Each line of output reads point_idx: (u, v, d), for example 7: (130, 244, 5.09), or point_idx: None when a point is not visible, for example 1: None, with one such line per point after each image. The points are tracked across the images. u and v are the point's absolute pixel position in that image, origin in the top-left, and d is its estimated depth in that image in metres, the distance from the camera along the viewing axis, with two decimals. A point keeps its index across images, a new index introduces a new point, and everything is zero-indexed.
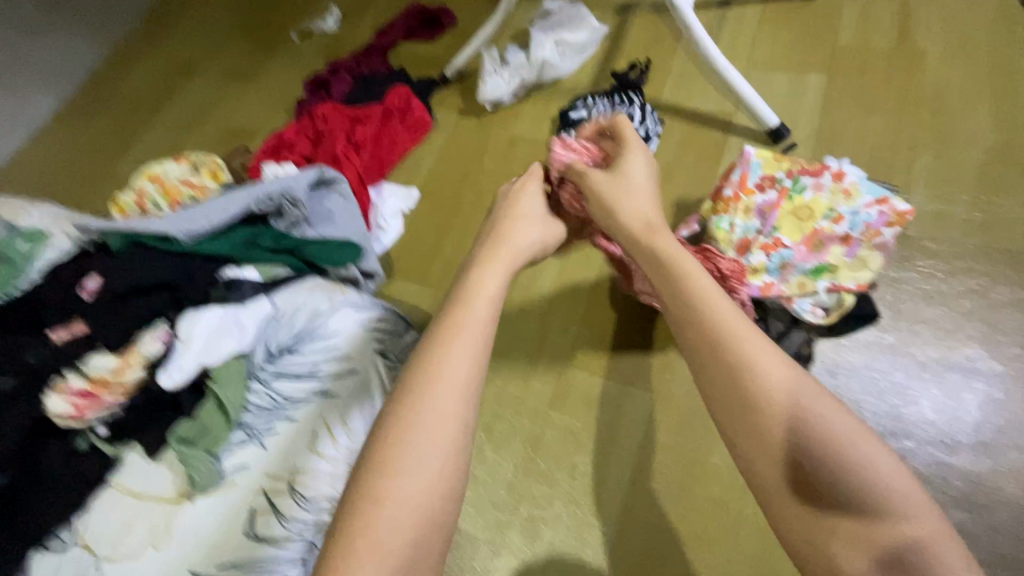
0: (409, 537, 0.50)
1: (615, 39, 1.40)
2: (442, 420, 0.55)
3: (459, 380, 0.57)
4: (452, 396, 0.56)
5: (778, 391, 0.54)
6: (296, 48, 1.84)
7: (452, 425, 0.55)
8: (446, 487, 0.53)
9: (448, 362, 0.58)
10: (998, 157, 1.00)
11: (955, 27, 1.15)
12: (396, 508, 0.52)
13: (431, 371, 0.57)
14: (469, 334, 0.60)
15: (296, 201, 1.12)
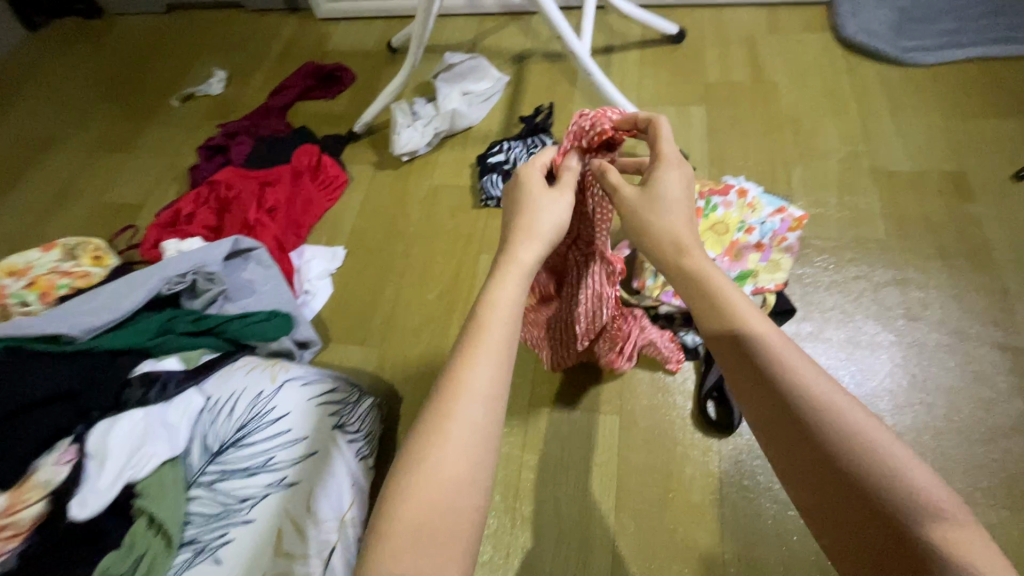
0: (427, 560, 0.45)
1: (517, 86, 1.49)
2: (473, 444, 0.49)
3: (487, 382, 0.52)
4: (480, 399, 0.51)
5: (808, 391, 0.49)
6: (177, 113, 1.71)
7: (482, 429, 0.50)
8: (468, 502, 0.47)
9: (474, 377, 0.52)
10: (853, 160, 1.19)
11: (796, 60, 1.38)
12: (419, 546, 0.45)
13: (455, 390, 0.51)
14: (491, 351, 0.54)
15: (211, 277, 1.03)
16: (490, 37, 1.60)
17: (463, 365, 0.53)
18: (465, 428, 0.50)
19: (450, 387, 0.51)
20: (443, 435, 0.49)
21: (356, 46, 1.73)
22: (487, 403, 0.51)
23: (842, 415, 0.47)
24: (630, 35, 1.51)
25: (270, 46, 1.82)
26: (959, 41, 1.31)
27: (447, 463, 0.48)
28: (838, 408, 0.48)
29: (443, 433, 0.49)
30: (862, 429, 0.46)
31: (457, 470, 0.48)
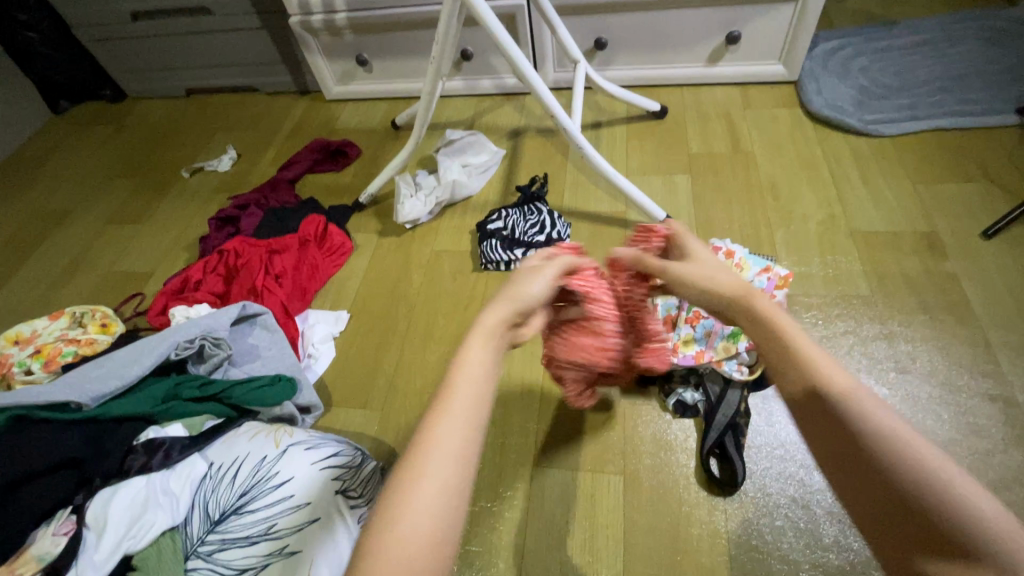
0: None
1: (512, 160, 1.60)
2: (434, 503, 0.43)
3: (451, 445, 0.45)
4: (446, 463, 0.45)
5: (881, 432, 0.43)
6: (188, 187, 1.80)
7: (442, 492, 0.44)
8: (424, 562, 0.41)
9: (444, 438, 0.46)
10: (831, 223, 1.26)
11: (768, 132, 1.50)
12: None
13: (426, 453, 0.45)
14: (468, 397, 0.48)
15: (218, 342, 1.07)
16: (485, 117, 1.77)
17: (434, 422, 0.47)
18: (436, 484, 0.44)
19: (420, 446, 0.45)
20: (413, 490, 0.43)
21: (363, 125, 1.88)
22: (462, 461, 0.46)
23: (943, 474, 0.40)
24: (616, 114, 1.65)
25: (281, 127, 1.97)
26: (917, 113, 1.42)
27: (417, 522, 0.42)
28: (911, 445, 0.41)
29: (416, 484, 0.44)
30: (969, 495, 0.39)
31: (423, 533, 0.42)
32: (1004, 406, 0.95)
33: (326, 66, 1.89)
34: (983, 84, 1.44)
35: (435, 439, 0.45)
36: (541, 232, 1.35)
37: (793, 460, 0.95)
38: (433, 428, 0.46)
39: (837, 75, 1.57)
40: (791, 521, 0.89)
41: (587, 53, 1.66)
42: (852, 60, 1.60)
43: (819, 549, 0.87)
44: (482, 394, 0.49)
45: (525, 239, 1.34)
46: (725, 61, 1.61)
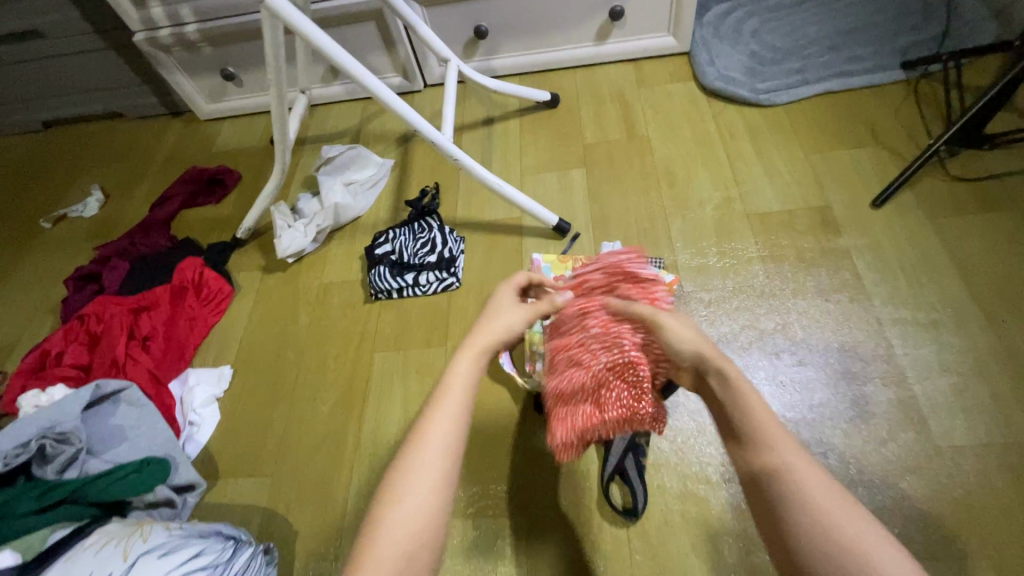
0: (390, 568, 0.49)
1: (401, 170, 1.48)
2: (428, 488, 0.52)
3: (446, 436, 0.55)
4: (439, 454, 0.54)
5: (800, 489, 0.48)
6: (50, 239, 1.61)
7: (434, 468, 0.53)
8: (425, 533, 0.51)
9: (436, 434, 0.55)
10: (727, 206, 1.21)
11: (663, 111, 1.43)
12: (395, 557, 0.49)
13: (423, 443, 0.54)
14: (457, 400, 0.57)
15: (63, 437, 0.95)
16: (372, 123, 1.63)
17: (427, 417, 0.56)
18: (428, 474, 0.53)
19: (415, 439, 0.55)
20: (411, 473, 0.53)
21: (242, 144, 1.71)
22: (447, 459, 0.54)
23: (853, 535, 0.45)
24: (508, 107, 1.55)
25: (152, 154, 1.77)
26: (808, 76, 1.37)
27: (414, 504, 0.51)
28: (823, 507, 0.47)
29: (415, 462, 0.53)
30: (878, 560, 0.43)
31: (418, 515, 0.51)
32: (896, 388, 0.93)
33: (190, 84, 1.70)
34: (870, 38, 1.40)
35: (430, 433, 0.55)
36: (432, 251, 1.26)
37: (693, 476, 0.93)
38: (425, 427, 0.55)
39: (729, 41, 1.50)
40: (693, 543, 0.87)
41: (468, 42, 1.53)
42: (744, 23, 1.53)
43: (721, 568, 0.85)
44: (463, 397, 0.58)
45: (415, 261, 1.25)
46: (614, 37, 1.52)
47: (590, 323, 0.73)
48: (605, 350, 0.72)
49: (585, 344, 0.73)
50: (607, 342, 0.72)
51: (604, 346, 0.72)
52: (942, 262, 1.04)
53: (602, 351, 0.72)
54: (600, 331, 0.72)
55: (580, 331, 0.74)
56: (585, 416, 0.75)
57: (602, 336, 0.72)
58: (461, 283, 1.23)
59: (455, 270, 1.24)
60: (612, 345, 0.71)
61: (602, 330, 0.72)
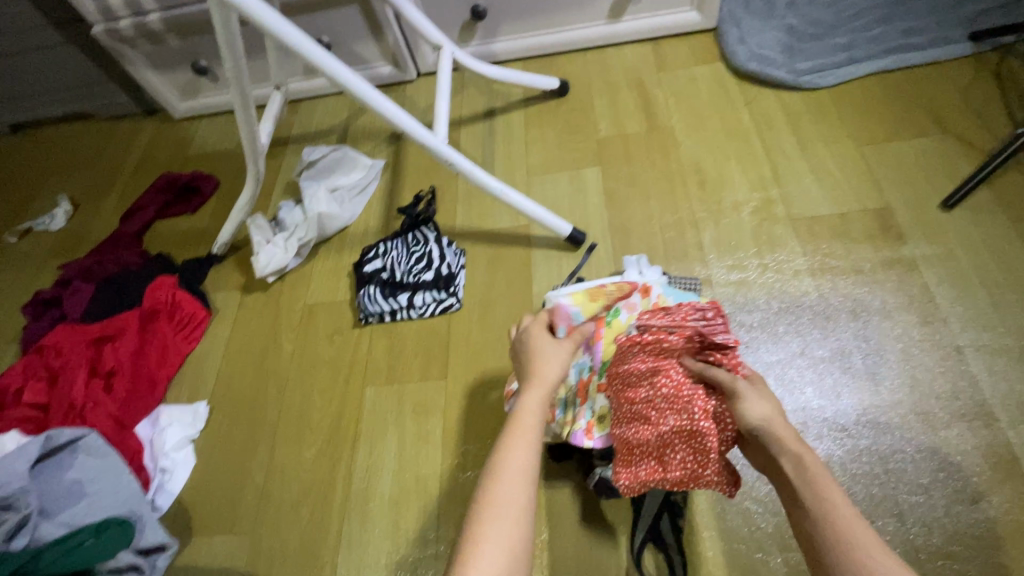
0: None
1: (393, 173, 1.33)
2: (519, 524, 0.50)
3: (522, 472, 0.54)
4: (517, 487, 0.52)
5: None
6: (16, 256, 1.48)
7: (519, 505, 0.51)
8: (518, 568, 0.47)
9: (512, 468, 0.54)
10: (767, 210, 1.05)
11: (688, 97, 1.26)
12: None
13: (502, 478, 0.53)
14: (529, 439, 0.57)
15: (6, 503, 0.83)
16: (360, 118, 1.47)
17: (503, 450, 0.56)
18: (513, 508, 0.51)
19: (493, 474, 0.54)
20: (494, 507, 0.51)
21: (220, 146, 1.56)
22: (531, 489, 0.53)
23: None
24: (511, 97, 1.38)
25: (124, 159, 1.62)
26: (855, 54, 1.19)
27: (498, 547, 0.48)
28: None
29: (496, 499, 0.51)
30: None
31: (504, 557, 0.48)
32: (984, 432, 0.77)
33: (161, 80, 1.55)
34: (928, 7, 1.21)
35: (507, 466, 0.54)
36: (429, 267, 1.11)
37: (739, 540, 0.79)
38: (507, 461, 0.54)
39: (761, 15, 1.32)
40: None
41: (465, 25, 1.36)
42: None
43: None
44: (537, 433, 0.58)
45: (409, 280, 1.10)
46: (630, 14, 1.34)
47: (661, 382, 0.66)
48: (676, 410, 0.65)
49: (651, 399, 0.66)
50: (679, 406, 0.64)
51: (680, 411, 0.64)
52: None
53: (673, 414, 0.65)
54: (672, 391, 0.65)
55: (644, 385, 0.67)
56: (646, 476, 0.67)
57: (673, 399, 0.65)
58: (461, 303, 1.09)
59: (455, 289, 1.09)
60: (683, 410, 0.64)
61: (672, 391, 0.65)
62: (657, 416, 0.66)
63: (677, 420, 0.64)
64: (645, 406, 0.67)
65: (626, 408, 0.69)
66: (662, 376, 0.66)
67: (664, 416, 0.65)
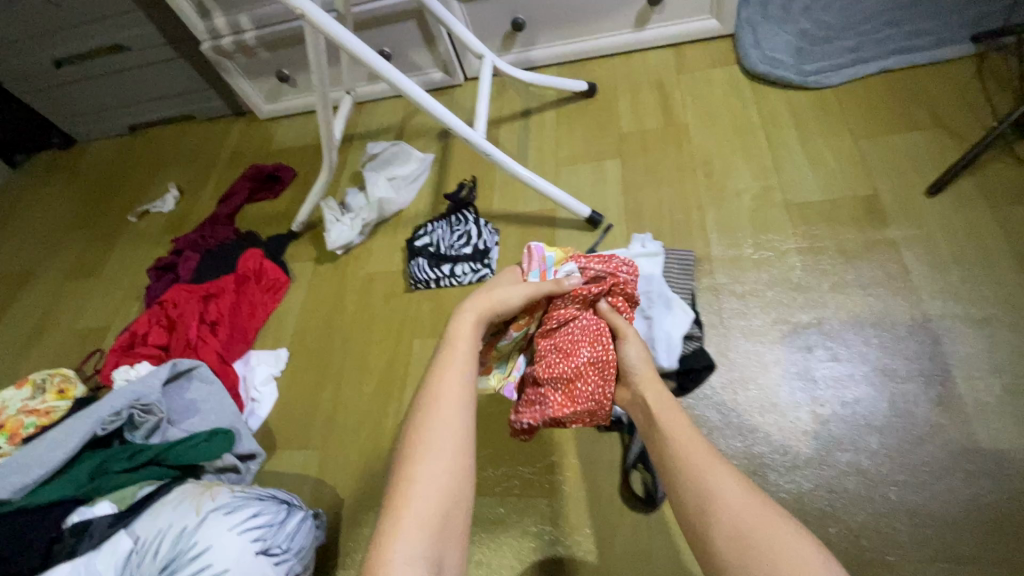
0: (428, 520, 0.59)
1: (441, 164, 1.54)
2: (442, 457, 0.63)
3: (453, 407, 0.67)
4: (448, 417, 0.66)
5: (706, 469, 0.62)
6: (136, 232, 1.80)
7: (451, 436, 0.65)
8: (449, 483, 0.62)
9: (446, 400, 0.67)
10: (766, 196, 1.18)
11: (703, 97, 1.40)
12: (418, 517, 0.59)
13: (434, 413, 0.66)
14: (457, 379, 0.70)
15: (148, 408, 1.09)
16: (415, 118, 1.69)
17: (437, 388, 0.69)
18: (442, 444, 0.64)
19: (427, 408, 0.67)
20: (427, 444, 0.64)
21: (296, 142, 1.83)
22: (456, 416, 0.66)
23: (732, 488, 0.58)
24: (545, 98, 1.56)
25: (219, 153, 1.92)
26: (861, 55, 1.29)
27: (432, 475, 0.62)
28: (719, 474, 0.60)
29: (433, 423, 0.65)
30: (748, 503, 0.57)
31: (438, 482, 0.61)
32: (938, 387, 0.89)
33: (251, 86, 1.83)
34: (936, 10, 1.29)
35: (441, 402, 0.67)
36: (468, 243, 1.31)
37: None
38: (435, 396, 0.68)
39: (776, 20, 1.44)
40: None
41: (506, 35, 1.55)
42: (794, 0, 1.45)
43: None
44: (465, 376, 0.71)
45: (451, 253, 1.31)
46: (653, 22, 1.49)
47: (581, 324, 0.87)
48: (588, 346, 0.86)
49: (568, 336, 0.88)
50: (589, 345, 0.86)
51: (589, 348, 0.86)
52: (1001, 254, 0.97)
53: (585, 353, 0.86)
54: (587, 331, 0.87)
55: (565, 325, 0.88)
56: (558, 404, 0.86)
57: (587, 339, 0.87)
58: (495, 273, 1.28)
59: (489, 262, 1.28)
60: (593, 346, 0.86)
61: (586, 332, 0.87)
62: (571, 352, 0.87)
63: (590, 354, 0.86)
64: (563, 344, 0.87)
65: (546, 345, 0.88)
66: (582, 317, 0.87)
67: (580, 352, 0.86)
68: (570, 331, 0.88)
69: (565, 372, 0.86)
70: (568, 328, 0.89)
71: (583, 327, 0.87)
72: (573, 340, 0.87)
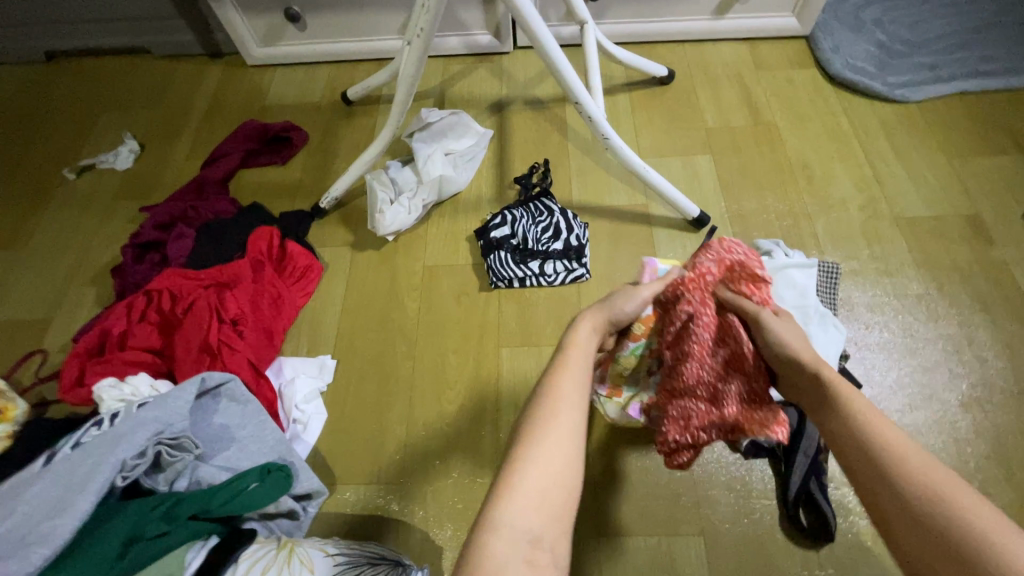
0: (539, 496, 0.52)
1: (501, 142, 1.34)
2: (563, 444, 0.56)
3: (572, 396, 0.60)
4: (568, 407, 0.59)
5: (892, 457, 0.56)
6: (78, 194, 1.38)
7: (571, 423, 0.58)
8: (561, 469, 0.54)
9: (567, 390, 0.60)
10: (872, 208, 1.15)
11: (787, 98, 1.35)
12: (536, 499, 0.51)
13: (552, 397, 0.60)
14: (579, 370, 0.64)
15: (177, 443, 0.81)
16: (458, 84, 1.46)
17: (555, 378, 0.62)
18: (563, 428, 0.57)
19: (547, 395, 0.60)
20: (551, 423, 0.57)
21: (301, 97, 1.50)
22: (577, 409, 0.59)
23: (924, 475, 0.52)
24: (614, 79, 1.42)
25: (190, 101, 1.53)
26: (938, 74, 1.32)
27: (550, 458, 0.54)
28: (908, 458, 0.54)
29: (553, 410, 0.58)
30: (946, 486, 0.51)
31: (553, 464, 0.54)
32: None
33: (242, 22, 1.47)
34: (999, 39, 1.35)
35: (561, 392, 0.60)
36: (557, 238, 1.15)
37: None
38: (556, 385, 0.61)
39: (850, 29, 1.42)
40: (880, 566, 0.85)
41: None
42: (864, 10, 1.45)
43: None
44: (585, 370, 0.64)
45: (539, 248, 1.13)
46: (734, 12, 1.40)
47: (705, 322, 0.78)
48: (717, 345, 0.78)
49: (698, 335, 0.78)
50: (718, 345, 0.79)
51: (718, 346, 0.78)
52: None
53: (717, 352, 0.79)
54: (712, 328, 0.78)
55: (688, 325, 0.79)
56: (703, 411, 0.78)
57: (714, 337, 0.79)
58: (590, 274, 1.13)
59: (584, 261, 1.13)
60: (725, 346, 0.79)
61: (714, 329, 0.78)
62: (705, 354, 0.78)
63: (721, 356, 0.79)
64: (695, 345, 0.78)
65: (673, 353, 0.80)
66: (708, 314, 0.79)
67: (710, 357, 0.78)
68: (696, 328, 0.78)
69: (704, 377, 0.78)
70: (695, 329, 0.78)
71: (710, 324, 0.78)
72: (703, 341, 0.78)
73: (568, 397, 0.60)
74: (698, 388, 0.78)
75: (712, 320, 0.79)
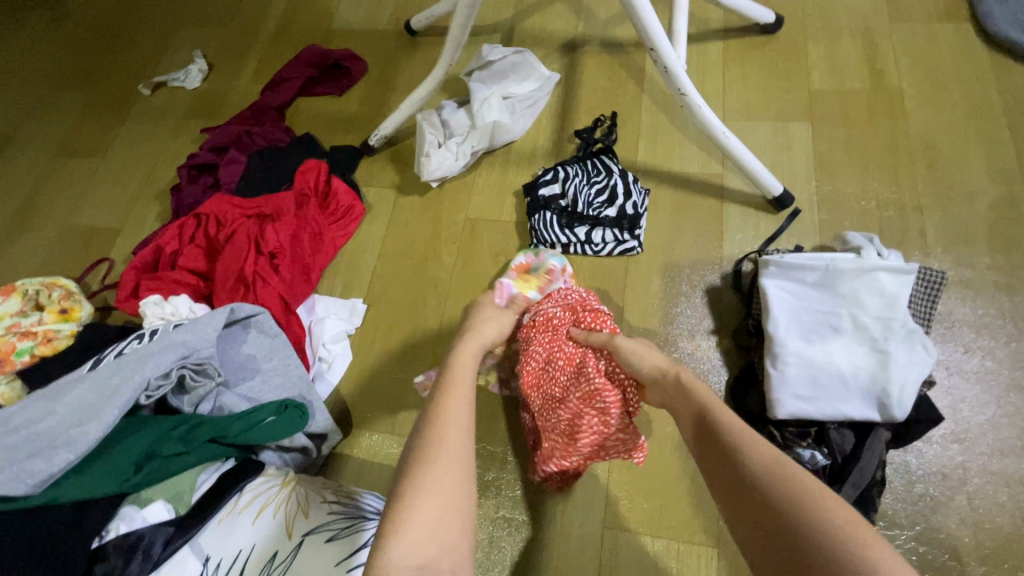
0: (434, 523, 0.51)
1: (567, 88, 1.21)
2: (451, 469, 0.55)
3: (458, 422, 0.59)
4: (453, 434, 0.58)
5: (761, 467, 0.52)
6: (150, 109, 1.42)
7: (459, 451, 0.57)
8: (457, 494, 0.54)
9: (454, 411, 0.60)
10: (1007, 209, 0.94)
11: (924, 59, 1.10)
12: (432, 527, 0.51)
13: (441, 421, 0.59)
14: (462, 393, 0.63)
15: (201, 368, 0.83)
16: (530, 18, 1.32)
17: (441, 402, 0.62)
18: (451, 452, 0.56)
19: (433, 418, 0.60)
20: (441, 450, 0.56)
21: (365, 23, 1.43)
22: (467, 429, 0.59)
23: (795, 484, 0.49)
24: (709, 23, 1.22)
25: (259, 21, 1.50)
26: None
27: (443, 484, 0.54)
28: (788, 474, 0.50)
29: (442, 434, 0.58)
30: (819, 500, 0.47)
31: (447, 490, 0.54)
32: None
33: None
34: None
35: (448, 413, 0.60)
36: (611, 203, 1.03)
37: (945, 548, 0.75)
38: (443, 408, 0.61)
39: None
40: None
41: None
42: None
43: None
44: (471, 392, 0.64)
45: (589, 212, 1.03)
46: None
47: (562, 352, 0.80)
48: (573, 375, 0.79)
49: (557, 369, 0.80)
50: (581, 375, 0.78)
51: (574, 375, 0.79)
52: None
53: (574, 381, 0.79)
54: (565, 358, 0.80)
55: (544, 359, 0.80)
56: (563, 446, 0.79)
57: (572, 366, 0.79)
58: (642, 248, 1.02)
59: (638, 233, 1.02)
60: (585, 373, 0.78)
61: (569, 362, 0.79)
62: (563, 386, 0.79)
63: (586, 381, 0.78)
64: (555, 376, 0.80)
65: (537, 390, 0.81)
66: (564, 344, 0.80)
67: (570, 384, 0.79)
68: (559, 360, 0.80)
69: (568, 407, 0.79)
70: (558, 359, 0.80)
71: (567, 355, 0.79)
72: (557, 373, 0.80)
73: (456, 417, 0.60)
74: (565, 418, 0.79)
75: (569, 351, 0.80)
